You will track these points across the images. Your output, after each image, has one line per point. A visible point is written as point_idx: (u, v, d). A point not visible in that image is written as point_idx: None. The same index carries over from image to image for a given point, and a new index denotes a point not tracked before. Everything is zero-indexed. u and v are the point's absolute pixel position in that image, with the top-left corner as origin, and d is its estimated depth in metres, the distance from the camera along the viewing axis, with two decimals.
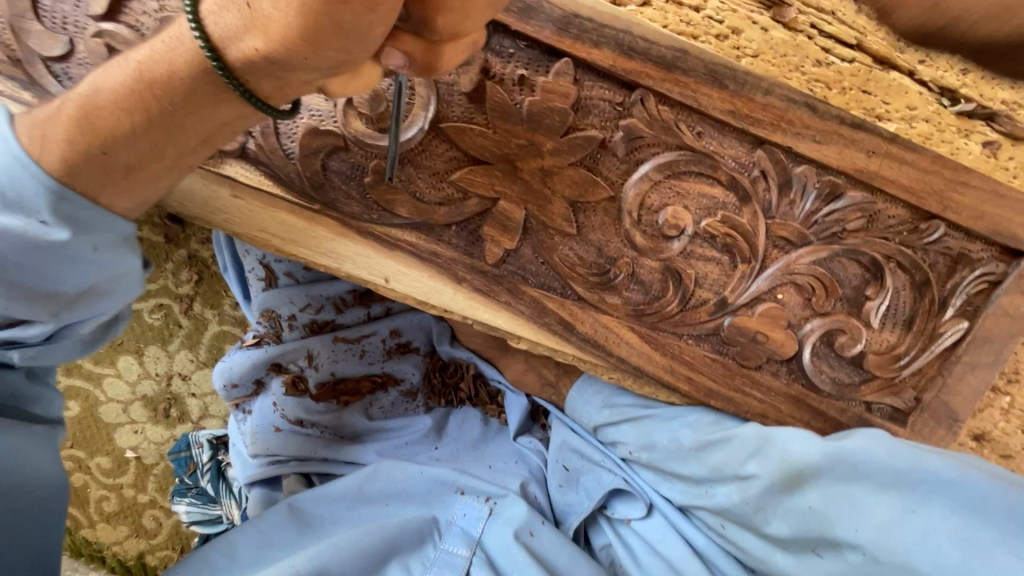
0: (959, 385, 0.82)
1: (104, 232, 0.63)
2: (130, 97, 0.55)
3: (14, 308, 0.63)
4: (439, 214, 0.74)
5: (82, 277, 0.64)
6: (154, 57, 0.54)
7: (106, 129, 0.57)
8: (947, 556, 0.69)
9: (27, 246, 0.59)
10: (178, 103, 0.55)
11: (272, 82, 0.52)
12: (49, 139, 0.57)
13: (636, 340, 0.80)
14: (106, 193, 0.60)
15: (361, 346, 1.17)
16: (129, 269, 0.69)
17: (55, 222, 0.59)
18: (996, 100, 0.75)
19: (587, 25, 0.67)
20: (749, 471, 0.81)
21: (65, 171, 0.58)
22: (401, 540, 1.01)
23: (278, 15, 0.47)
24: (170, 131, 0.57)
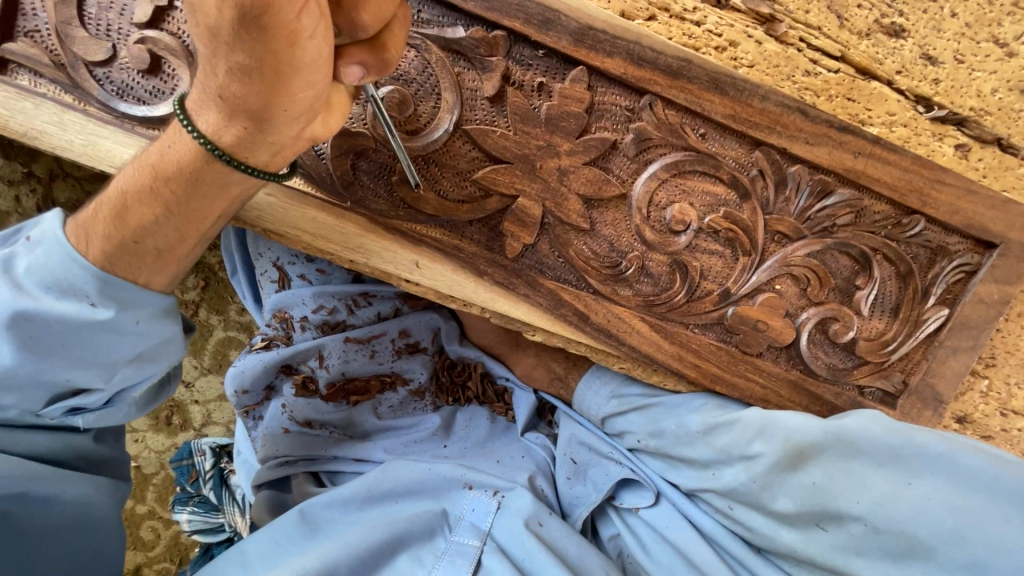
0: (943, 369, 0.89)
1: (147, 305, 0.70)
2: (147, 191, 0.64)
3: (70, 378, 0.70)
4: (462, 212, 0.79)
5: (129, 346, 0.71)
6: (164, 156, 0.64)
7: (138, 223, 0.65)
8: (941, 523, 0.78)
9: (80, 327, 0.66)
10: (189, 189, 0.64)
11: (267, 151, 0.63)
12: (91, 237, 0.66)
13: (646, 329, 0.85)
14: (143, 273, 0.68)
15: (371, 346, 1.16)
16: (173, 335, 0.75)
17: (101, 302, 0.67)
18: (965, 107, 0.83)
19: (601, 36, 0.74)
20: (756, 451, 0.85)
21: (106, 261, 0.66)
22: (410, 535, 1.00)
23: (242, 92, 0.56)
24: (188, 215, 0.66)
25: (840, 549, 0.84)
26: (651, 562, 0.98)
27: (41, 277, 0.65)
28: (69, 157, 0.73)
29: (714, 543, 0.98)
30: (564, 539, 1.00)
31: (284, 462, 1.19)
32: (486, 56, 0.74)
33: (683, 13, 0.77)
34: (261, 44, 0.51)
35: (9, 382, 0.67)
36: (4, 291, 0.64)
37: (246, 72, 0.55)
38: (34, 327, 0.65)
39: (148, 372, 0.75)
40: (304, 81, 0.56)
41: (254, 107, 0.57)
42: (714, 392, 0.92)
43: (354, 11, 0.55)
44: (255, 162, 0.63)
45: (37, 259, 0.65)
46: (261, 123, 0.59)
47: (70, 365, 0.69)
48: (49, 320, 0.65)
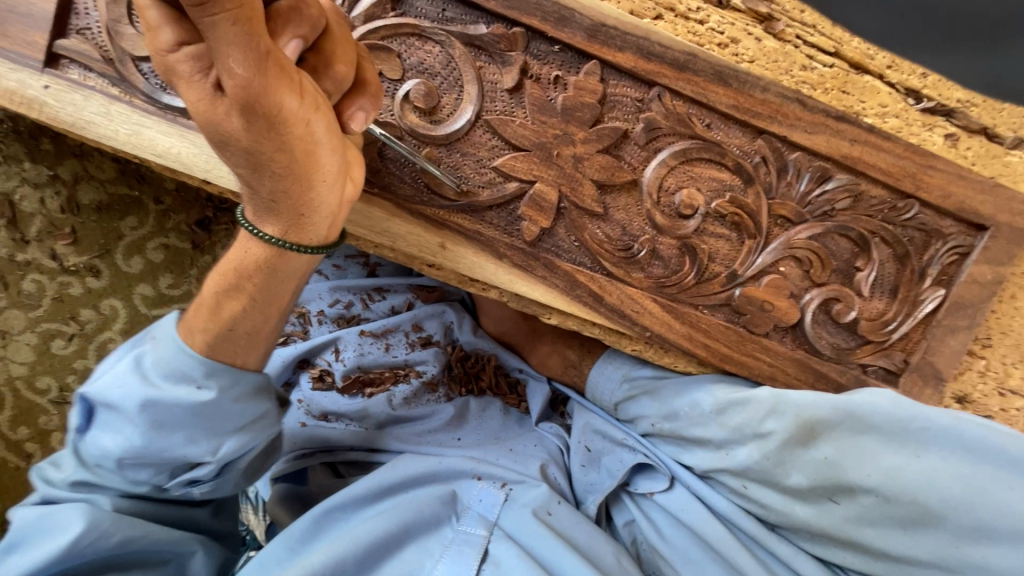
0: (942, 347, 0.93)
1: (243, 384, 0.75)
2: (233, 288, 0.71)
3: (185, 452, 0.76)
4: (483, 197, 0.83)
5: (232, 424, 0.76)
6: (242, 256, 0.70)
7: (232, 315, 0.72)
8: (950, 492, 0.81)
9: (193, 410, 0.73)
10: (268, 279, 0.71)
11: (328, 224, 0.70)
12: (195, 330, 0.73)
13: (658, 309, 0.89)
14: (238, 355, 0.75)
15: (385, 339, 1.19)
16: (267, 409, 0.80)
17: (206, 383, 0.73)
18: (953, 98, 0.89)
19: (612, 32, 0.79)
20: (768, 428, 0.88)
21: (209, 351, 0.73)
22: (416, 526, 0.98)
23: (280, 187, 0.63)
24: (273, 301, 0.73)
25: (851, 521, 0.87)
26: (667, 545, 1.00)
27: (162, 368, 0.72)
28: (115, 145, 0.77)
29: (727, 523, 1.00)
30: (574, 527, 1.00)
31: (299, 456, 1.16)
32: (505, 51, 0.79)
33: (687, 13, 0.83)
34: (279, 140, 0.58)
35: (141, 459, 0.76)
36: (134, 383, 0.72)
37: (275, 172, 0.61)
38: (158, 412, 0.72)
39: (250, 443, 0.80)
40: (323, 149, 0.63)
41: (298, 198, 0.64)
42: (726, 372, 0.95)
43: (330, 71, 0.63)
44: (309, 240, 0.70)
45: (158, 353, 0.73)
46: (310, 203, 0.66)
47: (185, 441, 0.75)
48: (170, 405, 0.72)
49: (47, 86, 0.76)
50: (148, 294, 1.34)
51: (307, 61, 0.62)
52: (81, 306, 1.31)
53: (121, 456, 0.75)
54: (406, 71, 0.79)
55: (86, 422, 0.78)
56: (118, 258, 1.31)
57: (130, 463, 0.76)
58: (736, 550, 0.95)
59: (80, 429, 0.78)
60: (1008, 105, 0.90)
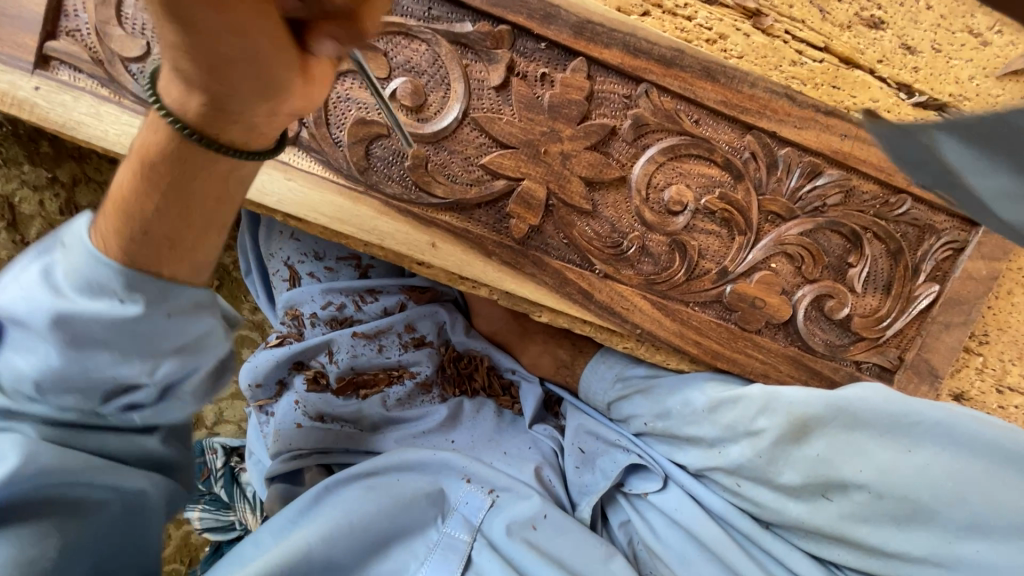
0: (937, 344, 0.92)
1: (180, 298, 0.58)
2: (152, 187, 0.54)
3: (117, 375, 0.61)
4: (471, 195, 0.83)
5: (170, 339, 0.60)
6: (155, 137, 0.52)
7: (152, 217, 0.54)
8: (941, 486, 0.80)
9: (112, 325, 0.57)
10: (182, 170, 0.53)
11: (238, 127, 0.52)
12: (109, 235, 0.55)
13: (649, 307, 0.89)
14: (167, 264, 0.57)
15: (378, 340, 1.19)
16: (212, 326, 0.63)
17: (128, 296, 0.56)
18: (945, 93, 0.88)
19: (599, 29, 0.79)
20: (759, 426, 0.88)
21: (125, 260, 0.55)
22: (407, 511, 1.01)
23: (188, 67, 0.47)
24: (200, 208, 0.55)
25: (845, 518, 0.85)
26: (660, 544, 0.99)
27: (69, 275, 0.56)
28: (104, 145, 0.78)
29: (723, 522, 0.99)
30: (559, 537, 0.99)
31: (296, 456, 1.15)
32: (492, 49, 0.79)
33: (675, 9, 0.83)
34: (228, 71, 0.47)
35: (60, 383, 0.60)
36: (39, 293, 0.56)
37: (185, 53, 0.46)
38: (73, 330, 0.56)
39: (195, 371, 0.64)
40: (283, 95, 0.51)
41: (228, 113, 0.51)
42: (719, 369, 0.94)
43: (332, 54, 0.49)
44: (238, 142, 0.53)
45: (63, 258, 0.56)
46: (214, 98, 0.49)
47: (114, 362, 0.60)
48: (85, 320, 0.56)
49: (38, 87, 0.76)
50: None
51: None
52: None
53: (35, 378, 0.59)
54: (392, 69, 0.79)
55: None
56: None
57: (50, 388, 0.61)
58: (730, 548, 0.94)
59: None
60: (1001, 98, 0.89)
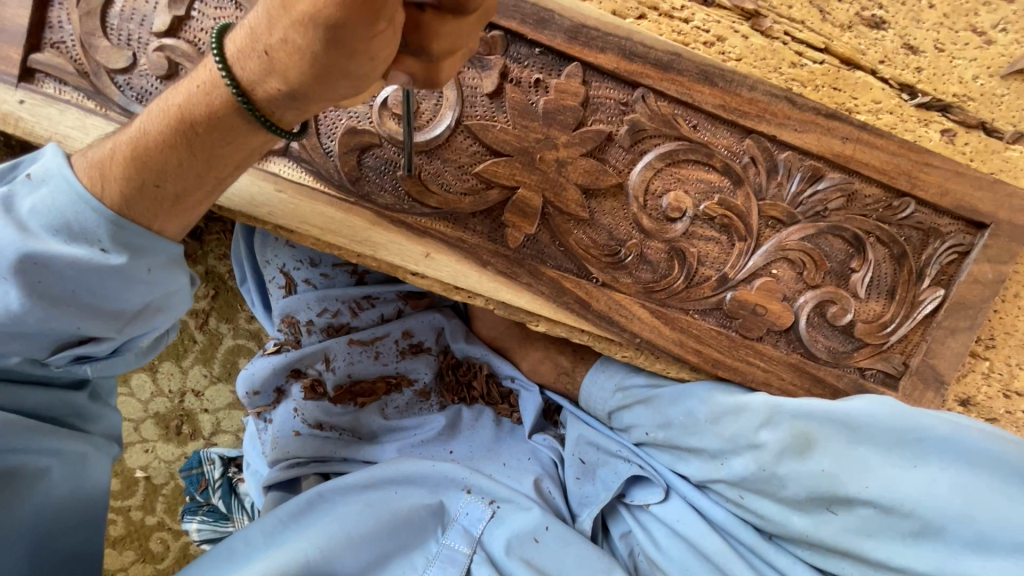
0: (943, 349, 0.90)
1: (157, 253, 0.63)
2: (175, 137, 0.58)
3: (79, 329, 0.65)
4: (464, 204, 0.82)
5: (139, 296, 0.65)
6: (192, 100, 0.58)
7: (163, 167, 0.59)
8: (948, 503, 0.79)
9: (90, 273, 0.61)
10: (216, 133, 0.58)
11: (294, 113, 0.58)
12: (107, 177, 0.60)
13: (648, 315, 0.87)
14: (160, 218, 0.62)
15: (375, 348, 1.18)
16: (182, 286, 0.69)
17: (114, 247, 0.61)
18: (948, 93, 0.87)
19: (594, 34, 0.78)
20: (762, 439, 0.86)
21: (122, 203, 0.60)
22: (407, 525, 1.00)
23: (291, 61, 0.53)
24: (214, 165, 0.61)
25: (849, 532, 0.84)
26: (662, 557, 0.98)
27: (48, 217, 0.59)
28: None
29: (725, 534, 0.97)
30: (563, 550, 0.99)
31: (294, 465, 1.15)
32: (485, 55, 0.78)
33: (671, 12, 0.81)
34: (365, 15, 0.48)
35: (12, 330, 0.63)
36: (4, 231, 0.58)
37: (305, 47, 0.52)
38: (42, 271, 0.60)
39: (154, 325, 0.71)
40: (376, 58, 0.52)
41: (318, 66, 0.52)
42: (720, 378, 0.91)
43: (424, 53, 0.54)
44: (277, 117, 0.58)
45: (43, 198, 0.60)
46: (299, 93, 0.55)
47: (80, 315, 0.64)
48: (59, 266, 0.60)
49: (22, 101, 0.75)
50: None
51: (425, 11, 0.51)
52: None
53: None
54: None
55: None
56: None
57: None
58: (733, 561, 0.93)
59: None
60: (1006, 98, 0.87)
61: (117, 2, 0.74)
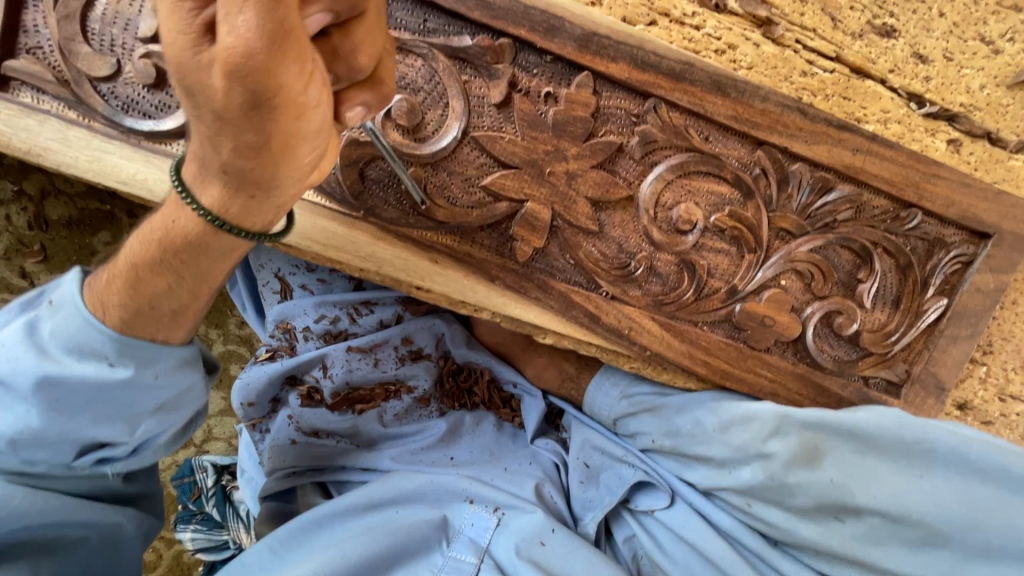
0: (944, 357, 0.91)
1: (163, 360, 0.71)
2: (159, 263, 0.64)
3: (98, 432, 0.73)
4: (472, 217, 0.79)
5: (151, 397, 0.73)
6: (170, 230, 0.63)
7: (153, 291, 0.66)
8: (955, 513, 0.83)
9: (104, 386, 0.69)
10: (196, 256, 0.63)
11: (273, 212, 0.60)
12: (108, 304, 0.68)
13: (657, 329, 0.86)
14: (162, 330, 0.70)
15: (374, 354, 1.13)
16: (193, 382, 0.77)
17: (119, 361, 0.69)
18: (955, 103, 0.86)
19: (605, 42, 0.75)
20: (771, 449, 0.87)
21: (123, 324, 0.68)
22: (409, 545, 0.99)
23: (249, 163, 0.52)
24: (201, 281, 0.67)
25: (859, 540, 0.87)
26: (669, 563, 0.98)
27: (64, 341, 0.68)
28: (74, 173, 0.72)
29: (730, 539, 0.98)
30: (570, 554, 0.98)
31: (292, 474, 1.16)
32: (492, 64, 0.75)
33: (682, 18, 0.79)
34: (274, 64, 0.44)
35: (37, 440, 0.72)
36: (29, 358, 0.68)
37: (251, 141, 0.50)
38: (59, 390, 0.69)
39: (169, 423, 0.78)
40: (320, 104, 0.50)
41: (273, 149, 0.51)
42: (725, 388, 0.92)
43: (351, 57, 0.54)
44: (255, 222, 0.60)
45: (59, 323, 0.69)
46: (268, 188, 0.56)
47: (96, 422, 0.72)
48: (74, 383, 0.69)
49: None
50: None
51: (330, 37, 0.52)
52: None
53: (15, 436, 0.71)
54: None
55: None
56: None
57: (22, 447, 0.73)
58: (740, 568, 0.94)
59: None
60: (1011, 108, 0.87)
61: (98, 5, 0.69)
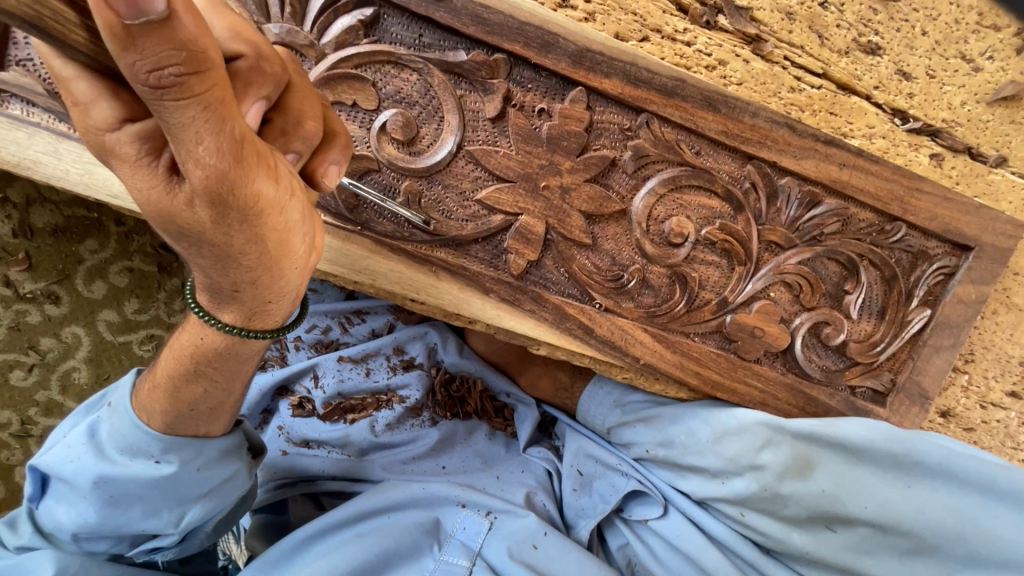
0: (928, 366, 0.93)
1: (207, 452, 0.78)
2: (192, 373, 0.69)
3: (151, 523, 0.80)
4: (467, 230, 0.80)
5: (197, 488, 0.79)
6: (197, 344, 0.65)
7: (191, 397, 0.71)
8: (943, 522, 0.85)
9: (154, 482, 0.76)
10: (227, 361, 0.66)
11: (291, 302, 0.61)
12: (151, 410, 0.74)
13: (650, 340, 0.87)
14: (203, 425, 0.76)
15: (366, 364, 1.14)
16: (235, 470, 0.83)
17: (165, 458, 0.75)
18: (938, 119, 0.88)
19: (599, 58, 0.76)
20: (764, 461, 0.89)
21: (168, 427, 0.74)
22: (399, 551, 0.97)
23: (257, 272, 0.53)
24: (232, 379, 0.71)
25: (849, 549, 0.90)
26: (664, 570, 0.99)
27: (118, 442, 0.75)
28: (65, 185, 0.72)
29: (723, 548, 0.99)
30: (562, 557, 0.98)
31: (279, 487, 1.11)
32: (487, 79, 0.75)
33: (674, 34, 0.80)
34: (243, 173, 0.44)
35: (98, 532, 0.79)
36: (91, 459, 0.75)
37: (248, 254, 0.51)
38: (112, 487, 0.75)
39: (212, 510, 0.83)
40: (293, 190, 0.50)
41: (270, 251, 0.52)
42: (718, 399, 0.93)
43: (299, 129, 0.57)
44: (276, 320, 0.62)
45: (114, 426, 0.75)
46: (277, 287, 0.56)
47: (149, 514, 0.79)
48: (129, 481, 0.75)
49: None
50: (113, 320, 1.38)
51: (272, 121, 0.56)
52: (39, 335, 1.34)
53: (81, 528, 0.78)
54: (382, 101, 0.75)
55: (38, 493, 0.81)
56: (77, 283, 1.34)
57: (86, 536, 0.81)
58: None
59: (32, 499, 0.81)
60: (991, 124, 0.90)
61: None
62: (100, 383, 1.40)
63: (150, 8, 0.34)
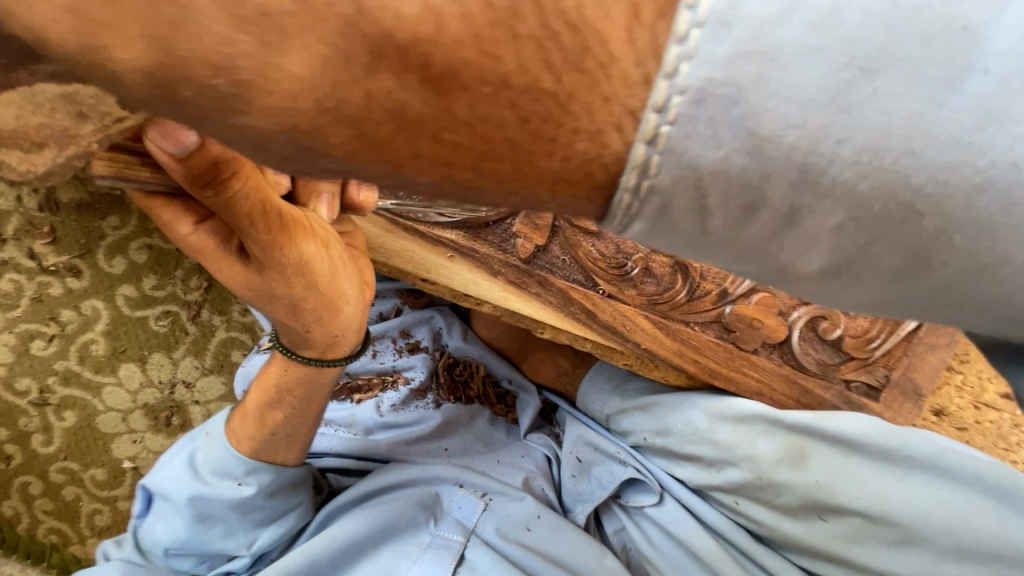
0: (923, 363, 0.92)
1: (281, 479, 0.91)
2: (275, 400, 0.87)
3: (228, 544, 0.90)
4: (477, 214, 0.83)
5: (270, 512, 0.92)
6: (284, 376, 0.85)
7: (274, 423, 0.87)
8: (932, 516, 0.87)
9: (235, 504, 0.88)
10: (305, 389, 0.86)
11: (356, 333, 0.79)
12: (240, 438, 0.89)
13: (650, 327, 0.90)
14: (280, 452, 0.91)
15: (373, 346, 1.18)
16: (302, 498, 0.96)
17: (247, 482, 0.88)
18: None
19: None
20: (759, 449, 0.94)
21: (253, 455, 0.89)
22: (396, 527, 0.99)
23: (326, 314, 0.73)
24: (307, 406, 0.88)
25: (839, 539, 0.92)
26: (658, 556, 1.02)
27: (211, 466, 0.89)
28: None
29: (717, 535, 1.02)
30: (554, 539, 1.01)
31: None
32: None
33: None
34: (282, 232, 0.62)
35: (184, 548, 0.90)
36: (189, 479, 0.88)
37: (313, 301, 0.71)
38: (203, 505, 0.88)
39: (278, 535, 0.93)
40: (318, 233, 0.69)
41: (326, 297, 0.72)
42: (716, 390, 0.96)
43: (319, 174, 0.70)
44: (347, 347, 0.82)
45: (210, 453, 0.89)
46: (340, 321, 0.76)
47: (227, 536, 0.90)
48: (218, 502, 0.88)
49: None
50: (132, 296, 1.42)
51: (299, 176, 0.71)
52: (61, 307, 1.40)
53: (170, 543, 0.89)
54: None
55: (144, 510, 0.93)
56: (99, 257, 1.39)
57: (175, 552, 0.91)
58: (724, 562, 0.98)
59: (138, 516, 0.93)
60: None
61: None
62: (117, 355, 1.43)
63: (186, 140, 0.45)
